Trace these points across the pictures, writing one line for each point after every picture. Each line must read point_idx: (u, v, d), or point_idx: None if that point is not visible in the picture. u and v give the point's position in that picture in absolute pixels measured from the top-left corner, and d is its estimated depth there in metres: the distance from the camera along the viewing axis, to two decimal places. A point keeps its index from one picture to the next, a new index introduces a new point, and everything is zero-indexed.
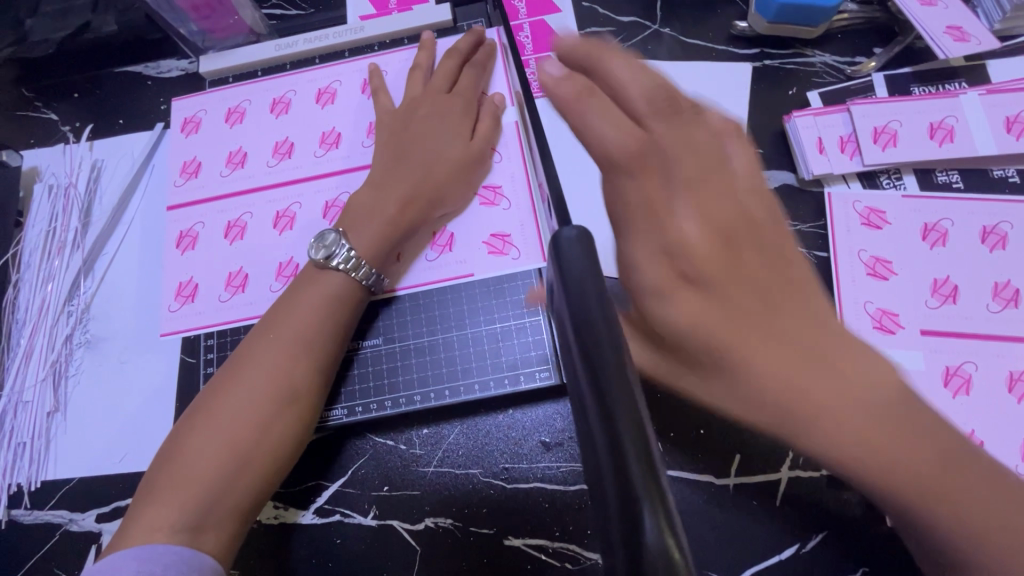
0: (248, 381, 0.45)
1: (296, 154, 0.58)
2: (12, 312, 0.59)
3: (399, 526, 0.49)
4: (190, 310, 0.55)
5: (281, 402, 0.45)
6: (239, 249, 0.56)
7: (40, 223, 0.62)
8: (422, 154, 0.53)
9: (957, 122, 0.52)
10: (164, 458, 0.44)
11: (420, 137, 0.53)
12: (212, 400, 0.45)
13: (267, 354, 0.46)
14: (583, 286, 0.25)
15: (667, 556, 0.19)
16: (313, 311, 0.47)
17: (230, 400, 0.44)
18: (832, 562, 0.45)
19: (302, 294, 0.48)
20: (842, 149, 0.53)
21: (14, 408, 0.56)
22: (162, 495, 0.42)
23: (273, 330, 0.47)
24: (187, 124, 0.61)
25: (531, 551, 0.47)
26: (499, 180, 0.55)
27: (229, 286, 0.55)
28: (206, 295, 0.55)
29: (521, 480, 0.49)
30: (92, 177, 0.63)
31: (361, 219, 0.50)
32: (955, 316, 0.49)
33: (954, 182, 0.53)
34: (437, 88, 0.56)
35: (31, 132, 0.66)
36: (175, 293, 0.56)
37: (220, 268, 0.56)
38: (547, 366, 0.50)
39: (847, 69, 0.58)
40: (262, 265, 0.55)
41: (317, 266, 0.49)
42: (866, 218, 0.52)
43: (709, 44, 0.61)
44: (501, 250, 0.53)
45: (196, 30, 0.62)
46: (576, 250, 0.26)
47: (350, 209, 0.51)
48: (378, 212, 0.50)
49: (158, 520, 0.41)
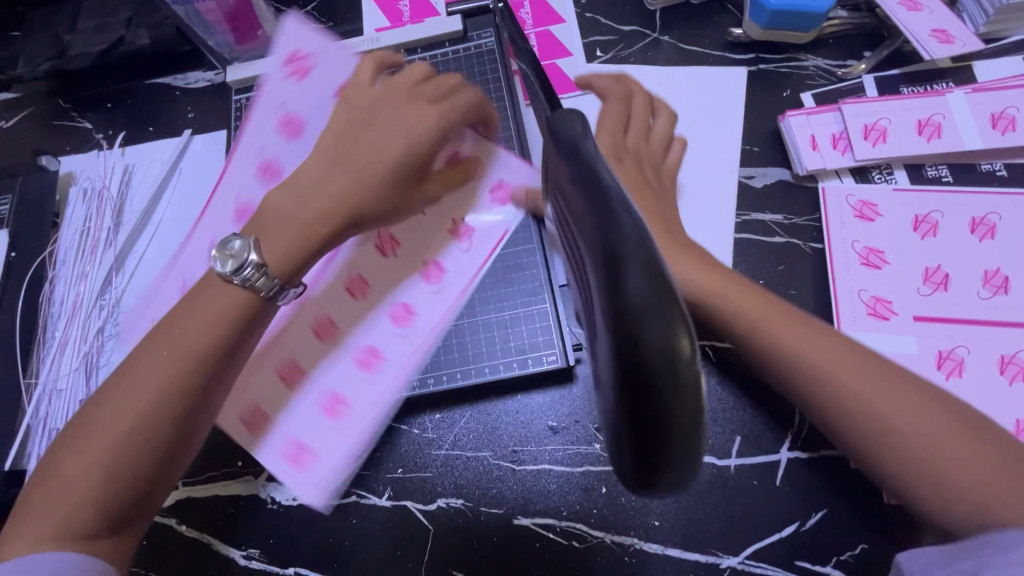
0: (130, 398, 0.39)
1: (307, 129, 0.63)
2: (48, 307, 0.62)
3: (412, 506, 0.51)
4: (322, 454, 0.48)
5: (160, 429, 0.39)
6: (335, 368, 0.51)
7: (75, 223, 0.66)
8: (361, 149, 0.47)
9: (944, 119, 0.55)
10: (49, 464, 0.40)
11: (369, 138, 0.47)
12: (99, 405, 0.40)
13: (150, 372, 0.40)
14: (591, 174, 0.20)
15: (672, 345, 0.17)
16: (206, 327, 0.41)
17: (116, 407, 0.39)
18: (832, 540, 0.47)
19: (205, 297, 0.43)
20: (834, 146, 0.56)
21: (49, 396, 0.58)
22: (39, 507, 0.38)
23: (168, 334, 0.41)
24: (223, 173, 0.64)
25: (539, 530, 0.49)
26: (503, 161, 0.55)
27: (320, 407, 0.49)
28: (314, 427, 0.49)
29: (529, 461, 0.51)
30: (124, 181, 0.67)
31: (274, 229, 0.45)
32: (945, 302, 0.50)
33: (943, 176, 0.55)
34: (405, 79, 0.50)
35: (66, 140, 0.70)
36: (287, 459, 0.48)
37: (312, 398, 0.50)
38: (554, 350, 0.52)
39: (838, 72, 0.61)
40: (416, 334, 0.51)
41: (222, 280, 0.42)
42: (859, 210, 0.54)
43: (706, 50, 0.64)
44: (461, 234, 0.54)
45: (223, 42, 0.66)
46: (579, 130, 0.22)
47: (267, 219, 0.46)
48: (293, 222, 0.45)
49: (40, 529, 0.37)
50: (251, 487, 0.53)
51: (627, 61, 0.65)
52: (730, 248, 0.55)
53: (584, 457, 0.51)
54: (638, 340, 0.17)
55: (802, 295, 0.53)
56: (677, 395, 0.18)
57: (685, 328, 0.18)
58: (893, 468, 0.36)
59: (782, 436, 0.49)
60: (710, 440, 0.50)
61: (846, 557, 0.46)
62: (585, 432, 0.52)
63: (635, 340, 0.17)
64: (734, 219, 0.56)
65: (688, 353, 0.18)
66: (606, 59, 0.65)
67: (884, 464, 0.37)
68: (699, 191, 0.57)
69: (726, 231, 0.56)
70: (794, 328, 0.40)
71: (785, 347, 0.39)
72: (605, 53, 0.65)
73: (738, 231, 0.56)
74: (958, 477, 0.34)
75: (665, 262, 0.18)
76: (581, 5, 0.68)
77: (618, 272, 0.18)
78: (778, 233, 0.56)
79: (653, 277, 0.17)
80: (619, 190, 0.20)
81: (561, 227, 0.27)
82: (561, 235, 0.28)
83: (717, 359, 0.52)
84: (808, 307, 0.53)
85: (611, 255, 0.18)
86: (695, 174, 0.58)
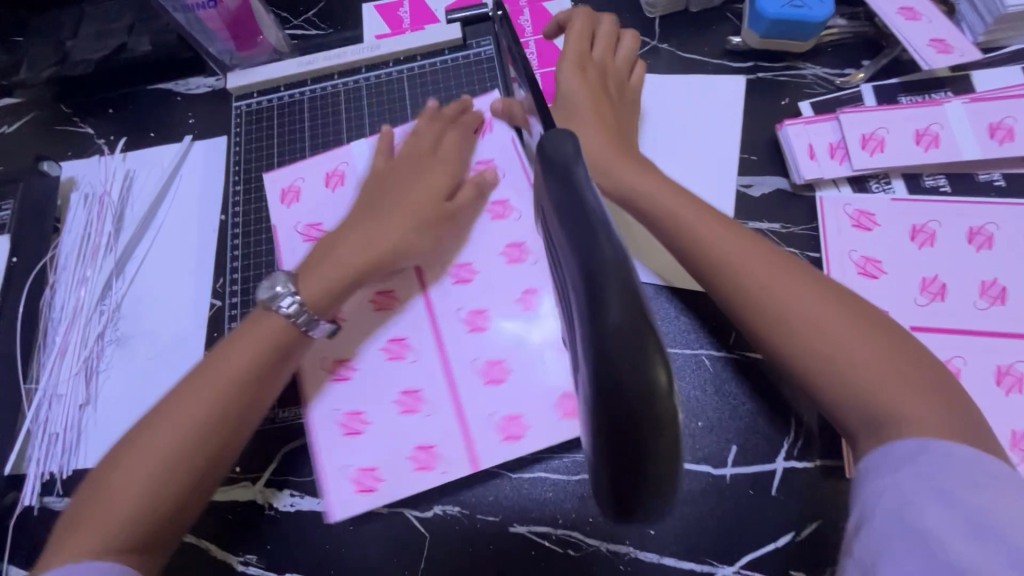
0: (180, 419, 0.45)
1: (348, 179, 0.61)
2: (48, 312, 0.62)
3: (408, 513, 0.51)
4: (388, 471, 0.51)
5: (200, 451, 0.44)
6: (486, 340, 0.54)
7: (75, 228, 0.66)
8: (389, 202, 0.56)
9: (942, 129, 0.55)
10: (94, 484, 0.44)
11: (392, 197, 0.57)
12: (143, 432, 0.44)
13: (201, 393, 0.46)
14: (571, 201, 0.21)
15: (652, 379, 0.18)
16: (250, 355, 0.48)
17: (160, 433, 0.44)
18: (828, 550, 0.47)
19: (243, 336, 0.49)
20: (832, 155, 0.56)
21: (48, 401, 0.59)
22: (87, 525, 0.41)
23: (210, 369, 0.47)
24: (285, 196, 0.61)
25: (535, 538, 0.49)
26: (492, 154, 0.61)
27: (403, 411, 0.53)
28: (396, 472, 0.51)
29: (525, 468, 0.51)
30: (125, 186, 0.68)
31: (315, 268, 0.52)
32: (942, 312, 0.50)
33: (941, 186, 0.55)
34: (418, 146, 0.60)
35: (68, 145, 0.71)
36: (354, 485, 0.51)
37: (389, 405, 0.53)
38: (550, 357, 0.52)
39: (836, 80, 0.61)
40: (425, 339, 0.55)
41: (263, 308, 0.50)
42: (856, 220, 0.54)
43: (705, 58, 0.64)
44: (502, 215, 0.59)
45: (223, 49, 0.67)
46: (561, 152, 0.22)
47: (309, 262, 0.53)
48: (330, 260, 0.53)
49: (84, 544, 0.41)
50: (249, 493, 0.53)
51: None
52: None
53: (579, 466, 0.51)
54: (618, 367, 0.18)
55: None
56: (655, 418, 0.18)
57: (663, 363, 0.18)
58: (809, 364, 0.41)
59: (778, 447, 0.50)
60: (706, 449, 0.50)
61: None
62: (581, 440, 0.52)
63: (616, 368, 0.18)
64: None
65: (669, 386, 0.18)
66: None
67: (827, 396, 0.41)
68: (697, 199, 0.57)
69: None
70: (731, 234, 0.46)
71: (718, 247, 0.45)
72: None
73: None
74: (858, 366, 0.39)
75: (645, 291, 0.18)
76: (579, 12, 0.68)
77: (599, 302, 0.18)
78: (775, 241, 0.55)
79: (634, 308, 0.18)
80: (598, 214, 0.20)
81: (547, 244, 0.27)
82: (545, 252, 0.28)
83: (713, 368, 0.52)
84: None
85: (594, 284, 0.18)
86: (693, 182, 0.58)
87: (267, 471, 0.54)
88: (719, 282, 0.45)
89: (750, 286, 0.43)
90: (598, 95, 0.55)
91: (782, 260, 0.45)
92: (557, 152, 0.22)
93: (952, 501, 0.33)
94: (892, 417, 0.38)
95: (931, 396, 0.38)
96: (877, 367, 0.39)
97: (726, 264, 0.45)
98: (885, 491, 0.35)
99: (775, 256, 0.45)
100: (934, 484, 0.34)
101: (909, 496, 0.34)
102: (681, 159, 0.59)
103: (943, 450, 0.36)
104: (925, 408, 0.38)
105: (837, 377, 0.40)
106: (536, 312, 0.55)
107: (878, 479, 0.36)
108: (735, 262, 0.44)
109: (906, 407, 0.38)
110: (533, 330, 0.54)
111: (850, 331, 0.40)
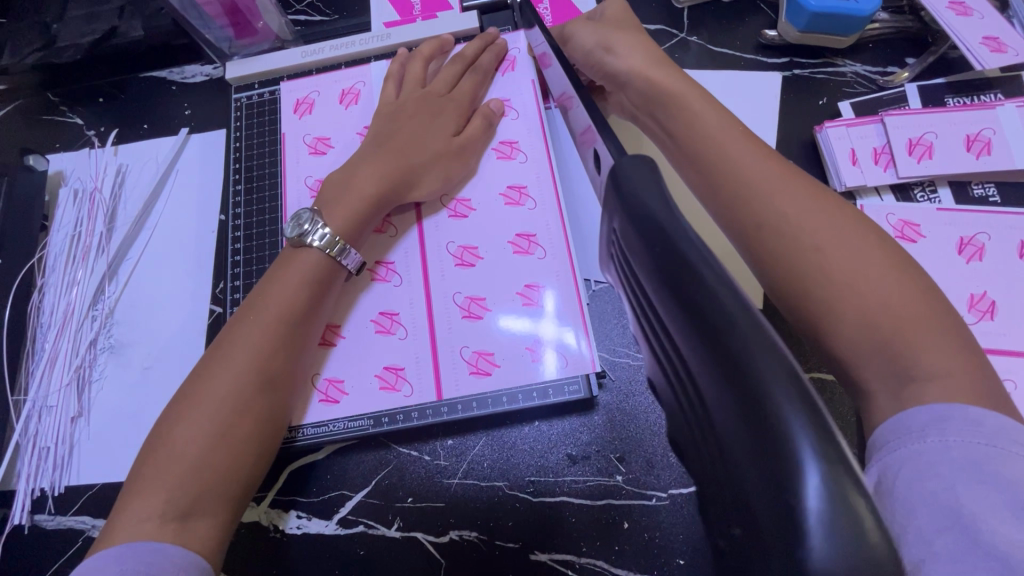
0: (229, 368, 0.41)
1: (364, 99, 0.60)
2: (37, 317, 0.59)
3: (422, 538, 0.48)
4: (353, 386, 0.50)
5: (255, 401, 0.41)
6: (474, 277, 0.51)
7: (65, 228, 0.62)
8: (403, 137, 0.53)
9: (994, 134, 0.51)
10: (146, 448, 0.40)
11: (408, 132, 0.53)
12: (193, 389, 0.41)
13: (248, 335, 0.43)
14: (664, 243, 0.19)
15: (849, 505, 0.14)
16: (293, 291, 0.45)
17: (213, 386, 0.41)
18: None
19: (280, 276, 0.46)
20: (876, 160, 0.52)
21: (39, 413, 0.55)
22: (145, 489, 0.38)
23: (254, 312, 0.44)
24: (299, 105, 0.60)
25: (557, 567, 0.47)
26: (516, 137, 0.56)
27: (378, 331, 0.51)
28: (362, 390, 0.49)
29: (548, 493, 0.49)
30: (117, 182, 0.63)
31: (335, 200, 0.49)
32: (993, 332, 0.47)
33: (990, 196, 0.52)
34: (435, 87, 0.56)
35: (56, 137, 0.66)
36: (319, 397, 0.49)
37: (366, 329, 0.51)
38: (576, 379, 0.48)
39: (879, 79, 0.57)
40: (416, 268, 0.53)
41: (294, 247, 0.47)
42: (900, 231, 0.51)
43: (737, 52, 0.60)
44: (508, 156, 0.55)
45: (223, 36, 0.62)
46: (638, 174, 0.21)
47: (327, 191, 0.51)
48: (350, 191, 0.50)
49: (146, 511, 0.37)
50: (253, 514, 0.50)
51: None
52: None
53: (606, 489, 0.48)
54: (786, 467, 0.15)
55: None
56: None
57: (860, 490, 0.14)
58: (837, 287, 0.37)
59: None
60: None
61: None
62: (607, 462, 0.49)
63: (780, 458, 0.15)
64: None
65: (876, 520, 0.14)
66: None
67: (866, 357, 0.36)
68: None
69: None
70: (757, 152, 0.43)
71: (752, 171, 0.42)
72: None
73: None
74: (887, 303, 0.36)
75: (793, 356, 0.16)
76: None
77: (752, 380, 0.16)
78: None
79: (796, 390, 0.15)
80: (698, 246, 0.18)
81: (634, 304, 0.26)
82: (637, 321, 0.27)
83: None
84: None
85: (734, 350, 0.16)
86: None
87: (272, 491, 0.51)
88: (745, 202, 0.41)
89: (780, 211, 0.40)
90: (647, 43, 0.52)
91: (822, 190, 0.41)
92: (630, 177, 0.21)
93: (985, 474, 0.30)
94: (928, 372, 0.34)
95: (962, 352, 0.35)
96: (908, 315, 0.36)
97: (752, 185, 0.41)
98: (904, 463, 0.32)
99: (808, 183, 0.41)
100: (958, 457, 0.31)
101: (929, 468, 0.31)
102: None
103: (963, 413, 0.32)
104: (952, 368, 0.34)
105: (861, 310, 0.36)
106: (540, 308, 0.49)
107: (892, 454, 0.33)
108: (762, 182, 0.41)
109: (946, 367, 0.34)
110: (543, 326, 0.49)
111: (883, 267, 0.37)
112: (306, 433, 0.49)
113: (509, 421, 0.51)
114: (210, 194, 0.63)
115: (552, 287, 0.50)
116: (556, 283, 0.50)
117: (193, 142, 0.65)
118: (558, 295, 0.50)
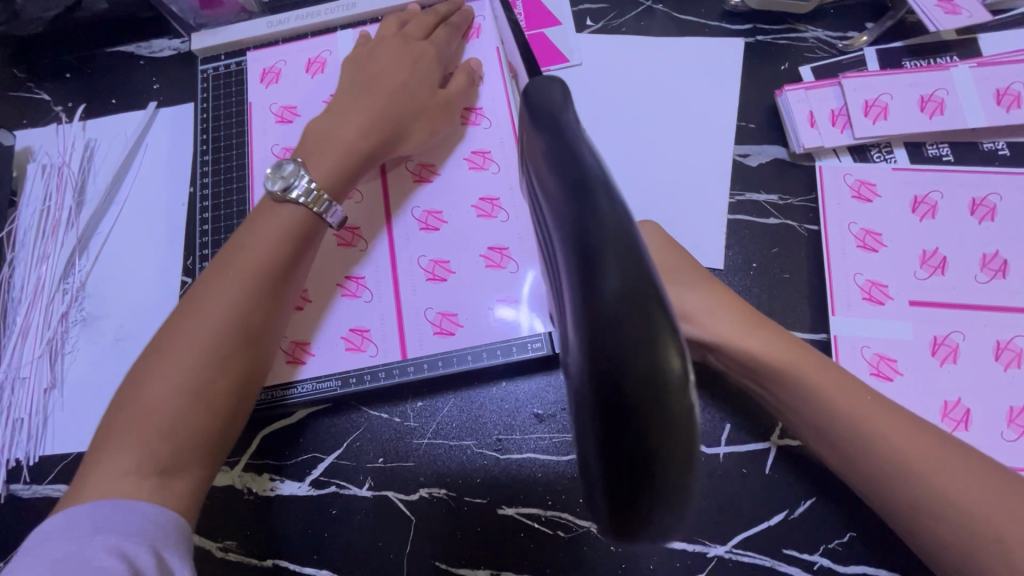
0: (201, 321, 0.42)
1: (330, 68, 0.60)
2: (8, 290, 0.59)
3: (394, 496, 0.50)
4: (321, 348, 0.51)
5: (227, 353, 0.41)
6: (440, 240, 0.52)
7: (34, 202, 0.62)
8: (384, 86, 0.52)
9: (948, 95, 0.53)
10: (120, 402, 0.40)
11: (389, 81, 0.53)
12: (163, 344, 0.41)
13: (223, 289, 0.43)
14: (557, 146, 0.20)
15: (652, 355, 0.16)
16: (269, 246, 0.45)
17: (180, 338, 0.41)
18: (818, 528, 0.45)
19: (256, 228, 0.46)
20: (833, 122, 0.54)
21: (13, 384, 0.56)
22: (118, 443, 0.38)
23: (229, 265, 0.44)
24: (266, 75, 0.60)
25: (524, 520, 0.48)
26: (481, 102, 0.56)
27: (345, 295, 0.51)
28: (327, 350, 0.51)
29: (514, 450, 0.50)
30: (86, 157, 0.63)
31: (318, 152, 0.49)
32: (943, 287, 0.49)
33: (945, 155, 0.53)
34: (412, 35, 0.56)
35: (23, 113, 0.66)
36: (286, 356, 0.50)
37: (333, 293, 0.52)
38: (539, 336, 0.49)
39: (839, 44, 0.58)
40: (383, 233, 0.53)
41: (274, 200, 0.47)
42: (856, 190, 0.52)
43: (701, 20, 0.61)
44: (473, 121, 0.56)
45: (187, 7, 0.62)
46: (541, 92, 0.22)
47: (310, 141, 0.50)
48: (332, 145, 0.49)
49: (123, 465, 0.38)
50: (226, 478, 0.51)
51: (618, 31, 0.61)
52: (724, 228, 0.53)
53: (569, 445, 0.49)
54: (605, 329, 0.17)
55: (796, 278, 0.52)
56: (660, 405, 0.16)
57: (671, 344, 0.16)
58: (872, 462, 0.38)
59: (770, 427, 0.48)
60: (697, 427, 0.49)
61: (834, 546, 0.45)
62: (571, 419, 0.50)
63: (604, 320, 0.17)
64: (727, 200, 0.54)
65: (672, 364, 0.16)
66: (596, 28, 0.62)
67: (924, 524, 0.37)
68: (692, 170, 0.55)
69: (718, 211, 0.54)
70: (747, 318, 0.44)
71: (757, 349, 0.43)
72: (596, 22, 0.62)
73: (731, 211, 0.54)
74: (883, 437, 0.38)
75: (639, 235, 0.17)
76: None
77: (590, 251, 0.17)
78: (773, 214, 0.53)
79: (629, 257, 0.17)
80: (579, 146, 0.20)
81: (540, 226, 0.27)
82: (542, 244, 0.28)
83: None
84: (801, 291, 0.51)
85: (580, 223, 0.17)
86: (689, 150, 0.56)
87: (244, 455, 0.52)
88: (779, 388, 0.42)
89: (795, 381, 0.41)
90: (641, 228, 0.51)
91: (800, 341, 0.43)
92: (540, 94, 0.22)
93: None
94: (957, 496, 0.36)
95: (934, 438, 0.38)
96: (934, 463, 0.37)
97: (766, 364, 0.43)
98: None
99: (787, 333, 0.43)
100: None
101: None
102: (677, 126, 0.56)
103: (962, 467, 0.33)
104: (934, 450, 0.37)
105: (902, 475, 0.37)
106: (506, 269, 0.51)
107: None
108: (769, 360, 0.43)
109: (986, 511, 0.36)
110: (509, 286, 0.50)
111: (875, 407, 0.40)
112: (293, 394, 0.50)
113: (478, 385, 0.52)
114: (180, 168, 0.63)
115: (518, 249, 0.51)
116: (519, 244, 0.51)
117: (162, 116, 0.65)
118: (524, 255, 0.51)
